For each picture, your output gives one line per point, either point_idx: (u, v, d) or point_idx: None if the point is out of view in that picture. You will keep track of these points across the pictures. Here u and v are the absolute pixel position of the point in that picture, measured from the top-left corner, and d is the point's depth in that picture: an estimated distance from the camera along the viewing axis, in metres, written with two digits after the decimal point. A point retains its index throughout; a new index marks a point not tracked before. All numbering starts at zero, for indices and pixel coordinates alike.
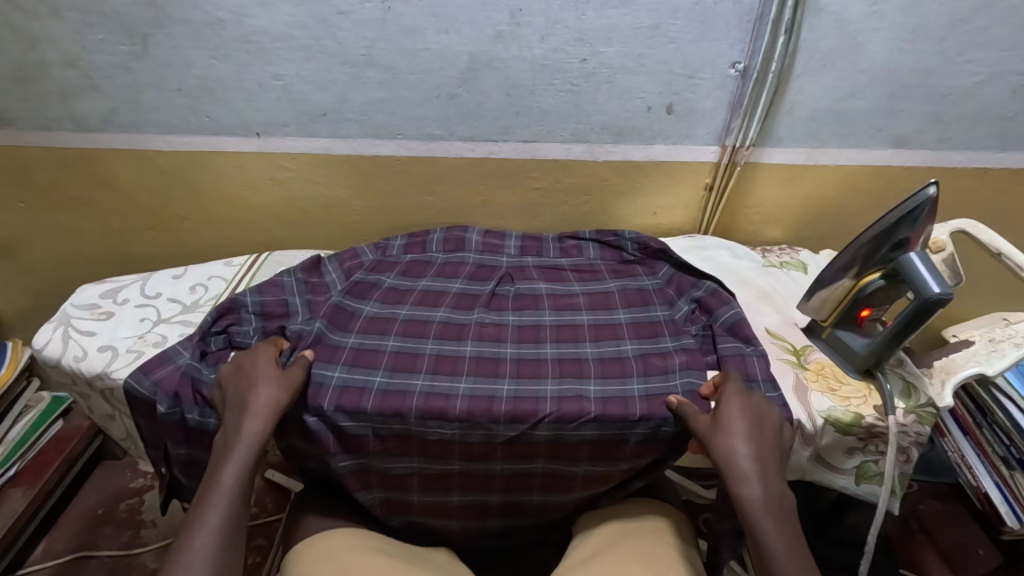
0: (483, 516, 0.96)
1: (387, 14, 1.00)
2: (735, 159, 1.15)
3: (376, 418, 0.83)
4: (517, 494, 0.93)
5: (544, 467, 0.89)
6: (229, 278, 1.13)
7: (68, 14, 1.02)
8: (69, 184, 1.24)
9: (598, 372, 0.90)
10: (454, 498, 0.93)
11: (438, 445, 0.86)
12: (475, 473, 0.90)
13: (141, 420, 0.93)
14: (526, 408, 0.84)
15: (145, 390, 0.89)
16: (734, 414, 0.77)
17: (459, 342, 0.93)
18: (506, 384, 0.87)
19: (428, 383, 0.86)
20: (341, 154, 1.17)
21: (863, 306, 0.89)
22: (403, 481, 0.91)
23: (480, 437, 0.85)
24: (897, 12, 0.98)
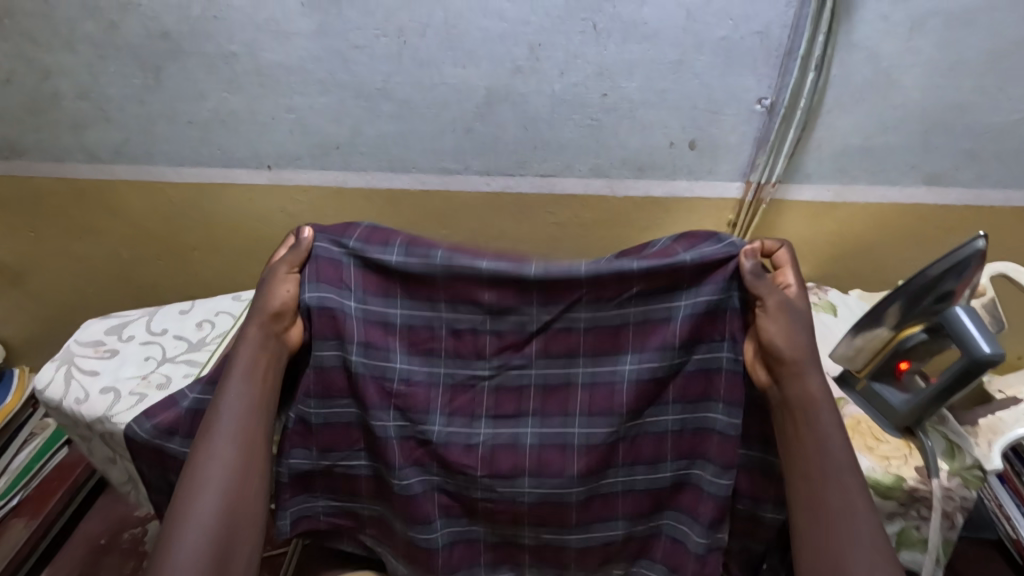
0: (518, 461, 0.89)
1: (403, 48, 0.98)
2: (759, 196, 1.11)
3: (406, 298, 0.89)
4: (556, 426, 0.89)
5: (585, 378, 0.89)
6: (237, 313, 1.10)
7: (82, 47, 1.01)
8: (80, 213, 1.23)
9: (642, 281, 0.83)
10: (482, 432, 0.89)
11: (468, 338, 0.89)
12: (507, 384, 0.90)
13: (143, 466, 0.89)
14: (558, 278, 0.84)
15: (149, 436, 0.85)
16: (775, 323, 0.78)
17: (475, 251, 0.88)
18: (533, 266, 0.85)
19: (446, 258, 0.86)
20: (354, 188, 1.15)
21: (902, 358, 0.84)
22: (426, 401, 0.89)
23: (514, 324, 0.88)
24: (933, 48, 0.93)
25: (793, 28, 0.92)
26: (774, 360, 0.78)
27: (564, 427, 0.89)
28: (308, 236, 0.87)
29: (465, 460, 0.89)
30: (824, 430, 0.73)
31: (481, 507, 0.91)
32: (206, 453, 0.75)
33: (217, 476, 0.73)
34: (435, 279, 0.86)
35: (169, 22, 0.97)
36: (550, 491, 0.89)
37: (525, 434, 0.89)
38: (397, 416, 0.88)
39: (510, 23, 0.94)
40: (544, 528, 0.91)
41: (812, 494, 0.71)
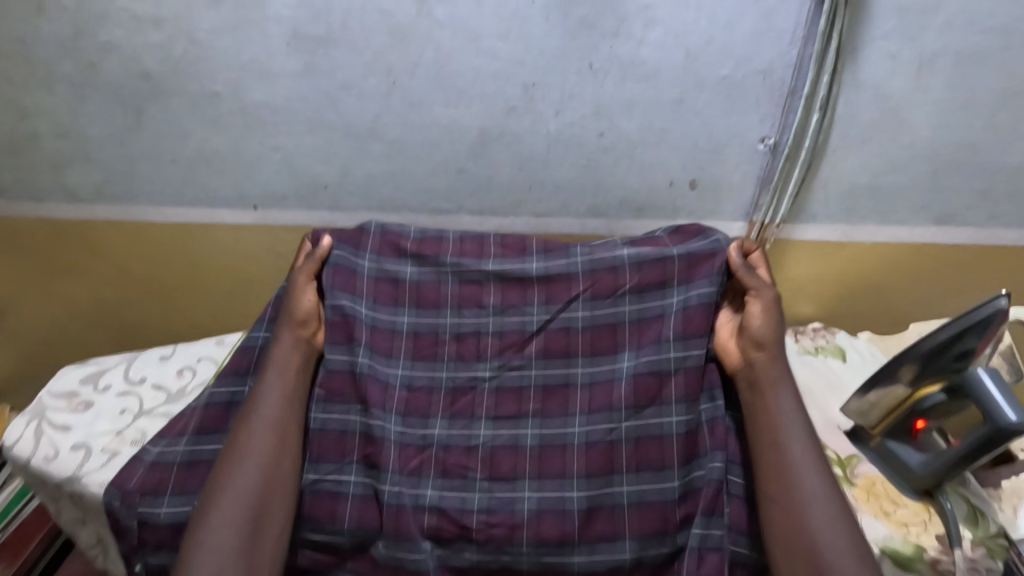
0: (517, 463, 0.90)
1: (392, 88, 0.94)
2: (763, 236, 1.07)
3: (413, 307, 0.97)
4: (557, 429, 0.92)
5: (584, 379, 0.93)
6: (219, 359, 1.05)
7: (60, 87, 0.97)
8: (60, 252, 1.19)
9: (636, 280, 0.94)
10: (482, 431, 0.92)
11: (472, 341, 0.96)
12: (507, 386, 0.94)
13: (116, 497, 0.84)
14: (558, 271, 0.96)
15: (159, 451, 0.88)
16: (758, 311, 0.87)
17: (481, 258, 0.98)
18: (535, 262, 0.98)
19: (456, 261, 0.98)
20: (342, 227, 1.11)
21: (918, 416, 0.80)
22: (427, 406, 0.93)
23: (516, 324, 0.96)
24: (943, 87, 0.90)
25: (797, 68, 0.89)
26: (755, 344, 0.86)
27: (565, 427, 0.91)
28: (330, 242, 0.96)
29: (464, 461, 0.90)
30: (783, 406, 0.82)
31: (475, 527, 0.85)
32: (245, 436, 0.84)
33: (253, 454, 0.83)
34: (440, 287, 0.98)
35: (151, 62, 0.94)
36: (550, 496, 0.87)
37: (526, 435, 0.91)
38: (398, 417, 0.91)
39: (502, 62, 0.91)
40: (544, 549, 0.84)
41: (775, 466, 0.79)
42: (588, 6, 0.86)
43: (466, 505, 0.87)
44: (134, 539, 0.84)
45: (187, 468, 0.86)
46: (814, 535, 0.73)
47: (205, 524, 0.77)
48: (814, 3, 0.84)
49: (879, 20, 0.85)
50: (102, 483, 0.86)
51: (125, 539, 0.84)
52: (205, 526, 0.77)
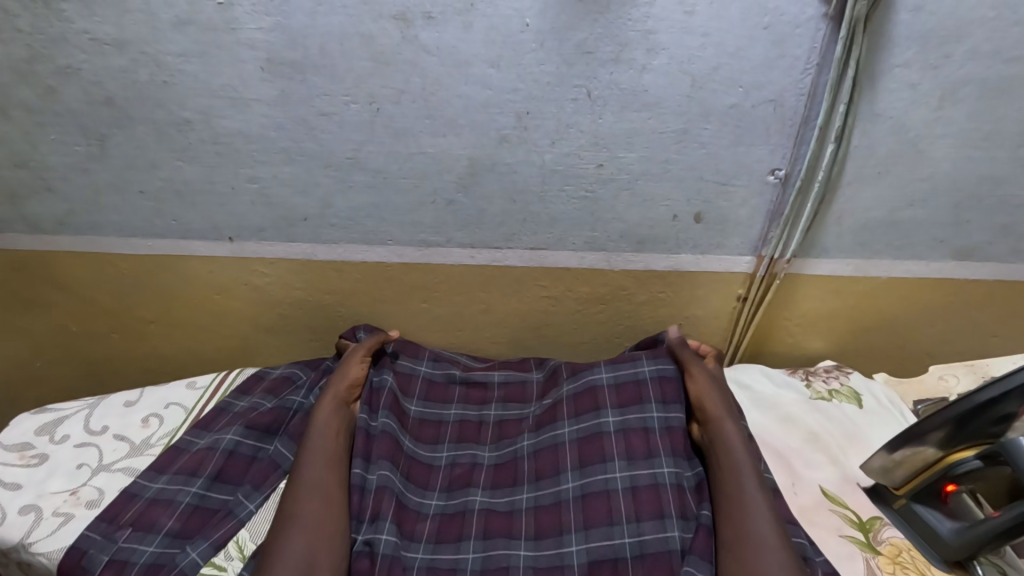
0: (513, 525, 0.82)
1: (376, 116, 0.88)
2: (772, 271, 1.00)
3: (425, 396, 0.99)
4: (551, 484, 0.86)
5: (572, 436, 0.90)
6: (189, 405, 0.98)
7: (17, 114, 0.90)
8: (22, 286, 1.11)
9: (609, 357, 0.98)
10: (478, 497, 0.85)
11: (472, 428, 0.97)
12: (504, 460, 0.91)
13: (104, 528, 0.78)
14: (552, 378, 1.03)
15: (160, 487, 0.84)
16: (700, 380, 0.92)
17: (487, 371, 1.05)
18: (535, 375, 1.05)
19: (465, 374, 1.03)
20: (323, 260, 1.04)
21: (949, 481, 0.73)
22: (427, 477, 0.89)
23: (515, 415, 0.99)
24: (966, 118, 0.84)
25: (810, 97, 0.83)
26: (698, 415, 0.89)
27: (557, 485, 0.85)
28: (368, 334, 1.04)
29: (460, 526, 0.82)
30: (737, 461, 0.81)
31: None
32: (291, 497, 0.77)
33: (301, 515, 0.74)
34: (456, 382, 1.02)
35: (114, 87, 0.87)
36: (547, 554, 0.78)
37: (522, 500, 0.85)
38: (400, 477, 0.86)
39: (494, 90, 0.85)
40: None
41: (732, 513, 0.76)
42: (587, 31, 0.79)
43: (458, 565, 0.77)
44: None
45: (192, 512, 0.82)
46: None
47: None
48: (830, 28, 0.78)
49: (900, 48, 0.79)
50: (50, 553, 0.77)
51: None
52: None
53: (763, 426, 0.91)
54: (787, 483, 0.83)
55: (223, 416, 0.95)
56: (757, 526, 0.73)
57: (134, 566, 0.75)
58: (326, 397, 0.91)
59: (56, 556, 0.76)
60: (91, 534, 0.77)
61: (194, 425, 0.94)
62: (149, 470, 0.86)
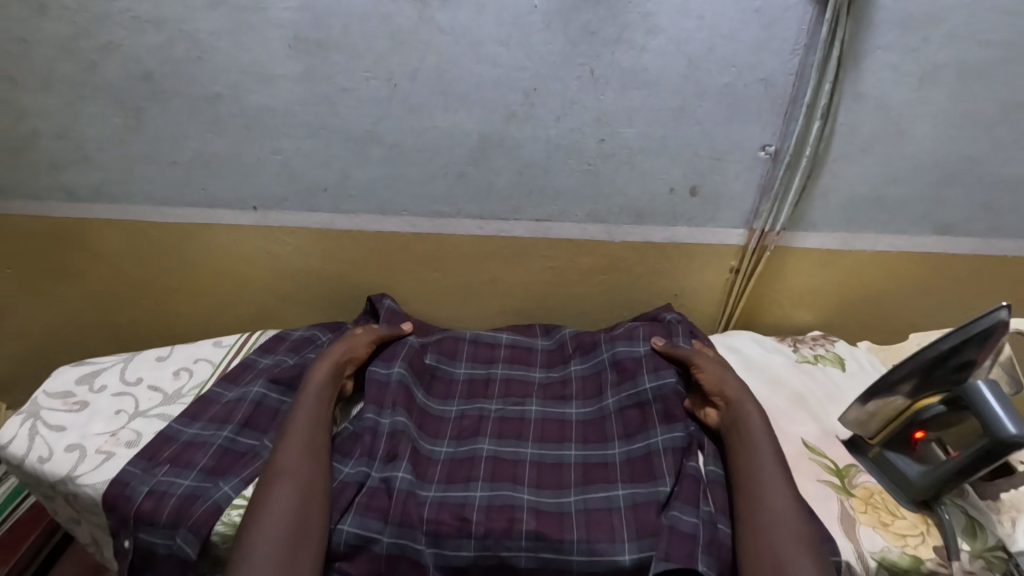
0: (517, 471, 0.88)
1: (393, 92, 0.94)
2: (763, 243, 1.07)
3: (441, 357, 1.07)
4: (554, 448, 0.93)
5: (579, 416, 0.98)
6: (216, 360, 1.06)
7: (60, 87, 0.97)
8: (58, 252, 1.19)
9: (608, 337, 1.06)
10: (486, 445, 0.92)
11: (480, 385, 1.04)
12: (510, 415, 0.98)
13: (143, 464, 0.86)
14: (557, 353, 1.10)
15: (195, 432, 0.91)
16: (710, 369, 0.94)
17: (496, 334, 1.13)
18: (540, 342, 1.13)
19: (474, 337, 1.12)
20: (341, 229, 1.11)
21: (918, 428, 0.79)
22: (437, 429, 0.96)
23: (520, 376, 1.06)
24: (945, 99, 0.90)
25: (798, 77, 0.89)
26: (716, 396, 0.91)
27: (561, 449, 0.93)
28: (379, 305, 1.12)
29: (469, 471, 0.88)
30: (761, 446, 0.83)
31: (475, 520, 0.80)
32: (282, 453, 0.84)
33: (292, 471, 0.81)
34: (466, 346, 1.10)
35: (152, 63, 0.94)
36: (547, 502, 0.84)
37: (526, 452, 0.92)
38: (414, 426, 0.94)
39: (504, 68, 0.91)
40: (541, 544, 0.78)
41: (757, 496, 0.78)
42: (590, 13, 0.86)
43: (467, 501, 0.83)
44: (128, 510, 0.81)
45: (224, 451, 0.88)
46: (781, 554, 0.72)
47: (252, 542, 0.74)
48: (816, 11, 0.84)
49: (881, 32, 0.85)
50: (96, 484, 0.85)
51: (117, 512, 0.82)
52: (249, 543, 0.74)
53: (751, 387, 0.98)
54: None
55: (250, 371, 1.03)
56: (774, 502, 0.77)
57: (172, 495, 0.82)
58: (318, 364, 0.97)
59: (101, 487, 0.84)
60: (132, 472, 0.85)
61: (221, 378, 1.01)
62: (182, 415, 0.94)
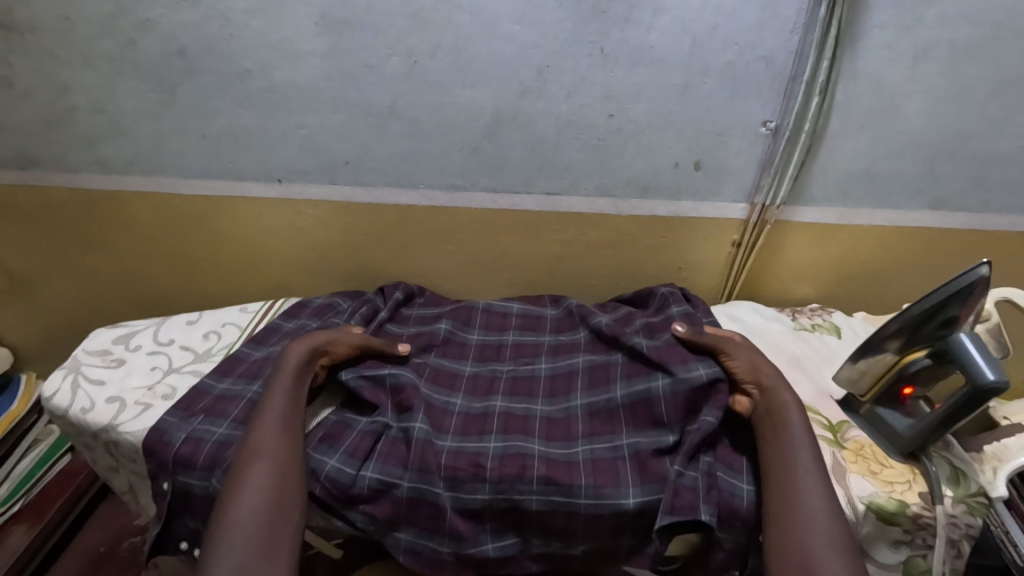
0: (528, 425, 0.94)
1: (413, 68, 1.00)
2: (764, 217, 1.12)
3: (455, 323, 1.13)
4: (562, 403, 0.98)
5: (585, 365, 1.02)
6: (243, 325, 1.12)
7: (99, 63, 1.03)
8: (90, 223, 1.25)
9: (611, 316, 1.11)
10: (498, 402, 0.98)
11: (491, 349, 1.10)
12: (521, 374, 1.04)
13: (178, 415, 0.92)
14: (565, 321, 1.15)
15: (227, 386, 0.97)
16: (740, 358, 0.91)
17: (507, 304, 1.19)
18: (550, 310, 1.19)
19: (487, 306, 1.18)
20: (361, 202, 1.16)
21: (906, 383, 0.84)
22: (452, 383, 1.02)
23: (530, 341, 1.11)
24: (938, 76, 0.95)
25: (798, 55, 0.94)
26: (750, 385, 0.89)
27: (568, 403, 0.98)
28: (392, 287, 1.20)
29: (482, 425, 0.94)
30: (795, 438, 0.81)
31: (488, 467, 0.86)
32: (255, 437, 0.83)
33: (267, 453, 0.81)
34: (479, 314, 1.16)
35: (187, 40, 1.00)
36: (556, 453, 0.89)
37: (537, 408, 0.97)
38: (426, 382, 0.99)
39: (518, 45, 0.96)
40: (551, 488, 0.84)
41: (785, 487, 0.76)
42: None
43: (480, 452, 0.88)
44: (167, 455, 0.87)
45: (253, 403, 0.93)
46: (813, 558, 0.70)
47: (226, 526, 0.74)
48: None
49: (876, 11, 0.90)
50: (136, 432, 0.91)
51: (155, 456, 0.88)
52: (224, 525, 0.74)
53: None
54: None
55: (275, 332, 1.09)
56: (808, 504, 0.74)
57: (207, 441, 0.87)
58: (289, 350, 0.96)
59: (141, 434, 0.91)
60: (169, 422, 0.91)
61: (248, 340, 1.07)
62: (211, 372, 1.00)
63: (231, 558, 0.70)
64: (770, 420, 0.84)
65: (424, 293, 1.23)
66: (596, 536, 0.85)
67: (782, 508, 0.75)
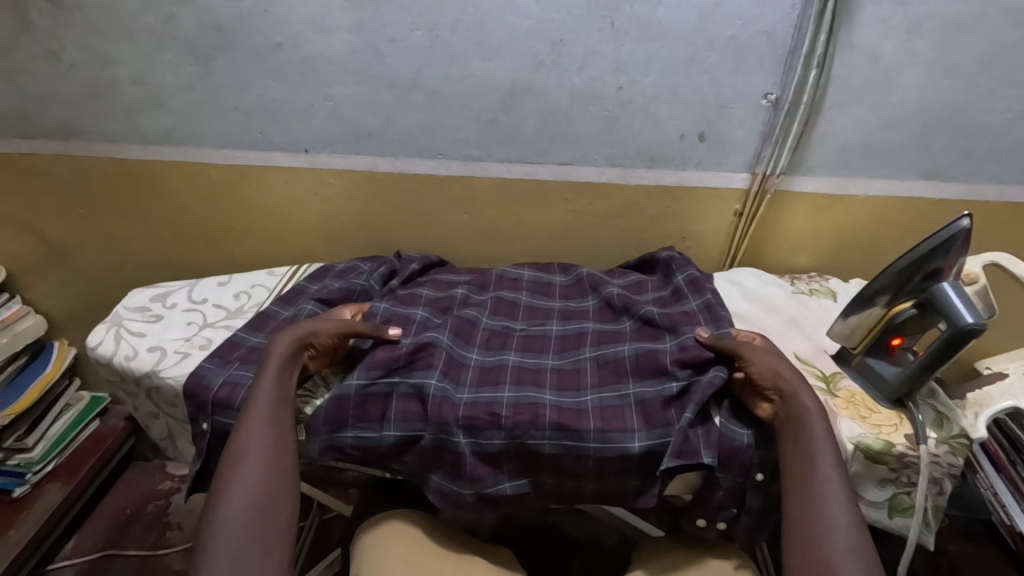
0: (539, 378, 0.98)
1: (435, 42, 1.06)
2: (765, 186, 1.17)
3: (471, 287, 1.17)
4: (572, 358, 1.02)
5: (595, 328, 1.07)
6: (271, 286, 1.18)
7: (142, 37, 1.10)
8: (125, 191, 1.32)
9: (620, 283, 1.16)
10: (511, 357, 1.01)
11: (505, 308, 1.14)
12: (533, 333, 1.08)
13: (214, 363, 0.99)
14: (574, 288, 1.21)
15: (258, 340, 1.04)
16: (760, 361, 0.88)
17: (519, 271, 1.24)
18: (558, 278, 1.24)
19: (501, 273, 1.23)
20: (382, 172, 1.23)
21: (895, 334, 0.90)
22: (469, 334, 1.04)
23: (541, 304, 1.16)
24: (929, 49, 1.00)
25: (798, 29, 1.00)
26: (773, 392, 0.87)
27: (577, 356, 1.02)
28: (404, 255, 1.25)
29: (497, 376, 0.97)
30: (820, 447, 0.80)
31: (504, 415, 0.90)
32: (245, 431, 0.85)
33: (257, 449, 0.83)
34: (492, 280, 1.21)
35: (223, 15, 1.07)
36: (568, 402, 0.93)
37: (547, 362, 1.02)
38: (450, 334, 1.01)
39: (534, 20, 1.03)
40: (562, 433, 0.89)
41: (802, 493, 0.78)
42: None
43: (496, 400, 0.92)
44: (207, 397, 0.94)
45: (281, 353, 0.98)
46: (834, 571, 0.71)
47: (220, 522, 0.77)
48: None
49: None
50: (177, 377, 0.99)
51: (195, 399, 0.95)
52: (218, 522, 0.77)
53: (751, 311, 1.09)
54: None
55: (301, 292, 1.15)
56: (832, 513, 0.75)
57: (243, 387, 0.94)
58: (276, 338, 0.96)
59: (181, 379, 0.98)
60: (206, 368, 0.98)
61: (277, 299, 1.14)
62: (242, 327, 1.07)
63: (220, 554, 0.74)
64: (792, 425, 0.83)
65: (442, 267, 1.28)
66: (605, 476, 0.90)
67: (802, 516, 0.76)
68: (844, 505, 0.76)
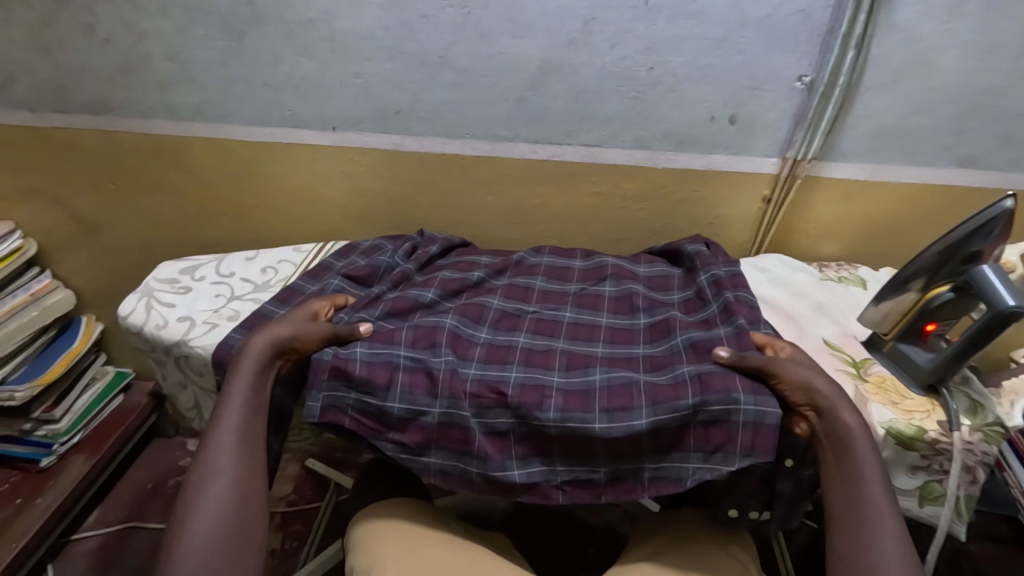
0: (549, 360, 0.94)
1: (466, 19, 1.06)
2: (795, 171, 1.16)
3: (488, 270, 1.14)
4: (584, 344, 0.99)
5: (608, 324, 1.03)
6: (297, 261, 1.19)
7: (175, 11, 1.12)
8: (154, 168, 1.34)
9: (645, 282, 1.12)
10: (521, 338, 0.98)
11: (518, 291, 1.10)
12: (545, 316, 1.05)
13: (241, 334, 1.00)
14: (592, 270, 1.17)
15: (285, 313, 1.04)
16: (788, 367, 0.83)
17: (539, 255, 1.21)
18: (577, 262, 1.21)
19: (522, 256, 1.20)
20: (408, 151, 1.23)
21: (930, 319, 0.90)
22: (479, 315, 1.02)
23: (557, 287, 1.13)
24: (971, 31, 0.98)
25: (836, 8, 0.98)
26: (807, 406, 0.82)
27: (591, 343, 0.99)
28: (426, 235, 1.26)
29: (505, 355, 0.94)
30: (863, 472, 0.76)
31: (510, 393, 0.87)
32: (213, 452, 0.81)
33: (225, 468, 0.80)
34: (511, 264, 1.17)
35: None
36: (574, 380, 0.90)
37: (558, 344, 0.98)
38: (456, 318, 0.99)
39: None
40: (567, 414, 0.85)
41: (847, 524, 0.75)
42: None
43: (505, 376, 0.90)
44: None
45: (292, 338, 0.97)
46: None
47: (181, 549, 0.73)
48: None
49: None
50: (206, 346, 1.00)
51: (224, 368, 0.96)
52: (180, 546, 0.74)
53: (780, 297, 1.08)
54: (796, 333, 0.99)
55: (326, 268, 1.16)
56: (880, 549, 0.72)
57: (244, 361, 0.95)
58: (251, 344, 0.90)
59: (211, 348, 0.99)
60: (234, 338, 0.99)
61: (304, 274, 1.15)
62: (268, 300, 1.08)
63: None
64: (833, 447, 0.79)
65: (464, 248, 1.27)
66: (617, 457, 0.86)
67: (850, 548, 0.73)
68: (887, 533, 0.73)
